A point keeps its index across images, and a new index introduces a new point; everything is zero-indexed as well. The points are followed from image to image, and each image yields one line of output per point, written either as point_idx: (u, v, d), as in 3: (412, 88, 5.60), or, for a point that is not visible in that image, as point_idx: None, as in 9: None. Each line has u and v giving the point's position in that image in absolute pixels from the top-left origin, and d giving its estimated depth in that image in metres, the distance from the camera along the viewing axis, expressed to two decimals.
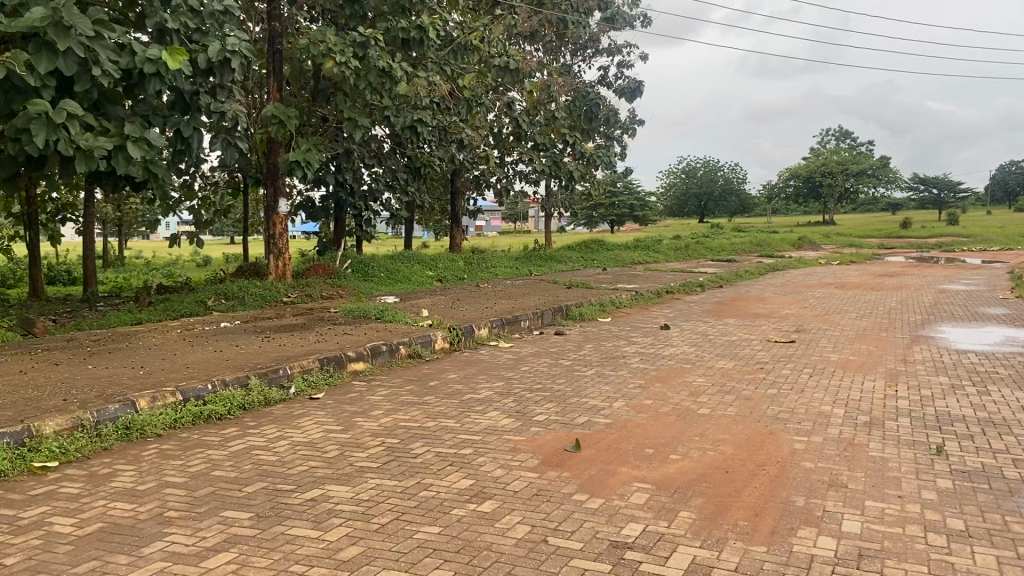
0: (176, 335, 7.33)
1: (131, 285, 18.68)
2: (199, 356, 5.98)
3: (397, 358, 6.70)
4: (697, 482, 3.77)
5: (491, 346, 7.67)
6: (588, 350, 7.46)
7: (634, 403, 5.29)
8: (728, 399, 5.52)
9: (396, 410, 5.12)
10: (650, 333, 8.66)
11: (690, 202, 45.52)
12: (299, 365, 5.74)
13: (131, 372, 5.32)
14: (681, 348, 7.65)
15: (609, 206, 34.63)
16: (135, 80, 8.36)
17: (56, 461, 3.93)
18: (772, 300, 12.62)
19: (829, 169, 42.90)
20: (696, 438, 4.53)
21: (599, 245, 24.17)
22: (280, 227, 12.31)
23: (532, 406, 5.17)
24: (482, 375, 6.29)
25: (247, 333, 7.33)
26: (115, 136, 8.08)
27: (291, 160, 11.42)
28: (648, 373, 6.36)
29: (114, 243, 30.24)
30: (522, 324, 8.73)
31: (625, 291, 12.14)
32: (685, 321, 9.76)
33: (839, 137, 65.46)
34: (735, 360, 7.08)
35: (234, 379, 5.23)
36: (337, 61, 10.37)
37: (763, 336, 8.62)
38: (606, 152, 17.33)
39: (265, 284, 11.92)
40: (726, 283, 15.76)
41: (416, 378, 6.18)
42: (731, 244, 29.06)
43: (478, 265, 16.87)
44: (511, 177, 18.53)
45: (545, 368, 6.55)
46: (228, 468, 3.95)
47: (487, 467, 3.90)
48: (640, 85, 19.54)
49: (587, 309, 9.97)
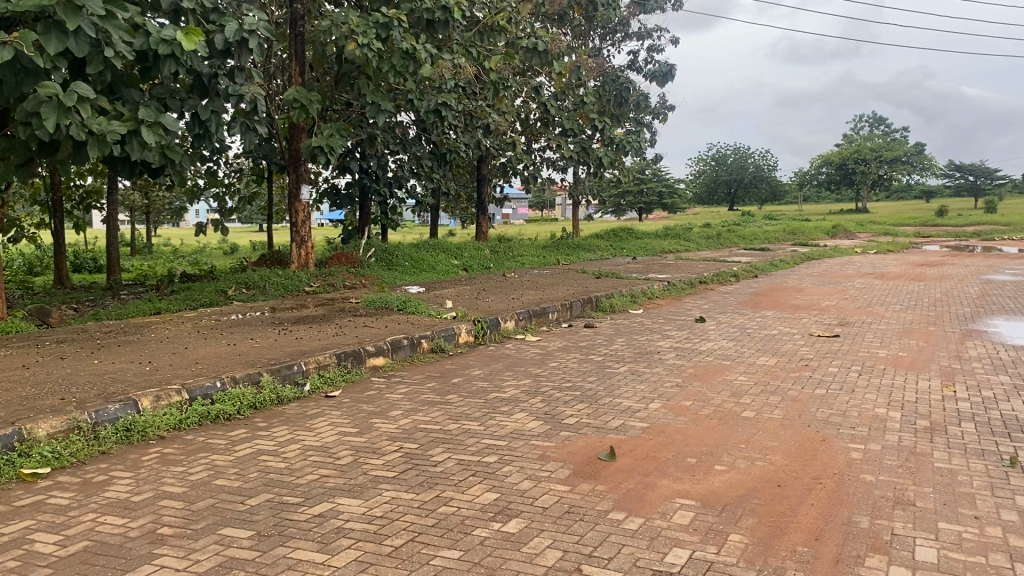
0: (192, 327, 7.05)
1: (156, 273, 18.55)
2: (212, 350, 5.69)
3: (418, 353, 6.37)
4: (746, 498, 3.39)
5: (518, 340, 7.33)
6: (620, 344, 7.08)
7: (671, 405, 4.91)
8: (774, 401, 5.13)
9: (416, 410, 4.78)
10: (684, 326, 8.26)
11: (720, 189, 44.78)
12: (315, 360, 5.41)
13: (137, 367, 5.02)
14: (720, 343, 7.24)
15: (637, 194, 34.07)
16: (150, 62, 8.08)
17: (48, 467, 3.65)
18: (810, 291, 12.13)
19: (863, 155, 41.93)
20: (741, 445, 4.15)
21: (629, 233, 23.68)
22: (303, 215, 12.02)
23: (562, 407, 4.81)
24: (509, 371, 5.94)
25: (265, 326, 7.03)
26: (129, 120, 7.81)
27: (314, 145, 11.11)
28: (685, 370, 5.97)
29: (142, 230, 30.27)
30: (550, 316, 8.37)
31: (656, 281, 11.73)
32: (720, 313, 9.34)
33: (874, 124, 64.12)
34: (778, 357, 6.67)
35: (244, 376, 4.92)
36: (360, 43, 10.07)
37: (805, 329, 8.19)
38: (637, 138, 16.81)
39: (287, 273, 11.65)
40: (761, 272, 15.25)
41: (438, 375, 5.85)
42: (763, 232, 28.42)
43: (504, 254, 16.51)
44: (539, 164, 18.15)
45: (575, 364, 6.19)
46: (231, 476, 3.64)
47: (514, 479, 3.55)
48: (672, 68, 18.97)
49: (618, 300, 9.57)
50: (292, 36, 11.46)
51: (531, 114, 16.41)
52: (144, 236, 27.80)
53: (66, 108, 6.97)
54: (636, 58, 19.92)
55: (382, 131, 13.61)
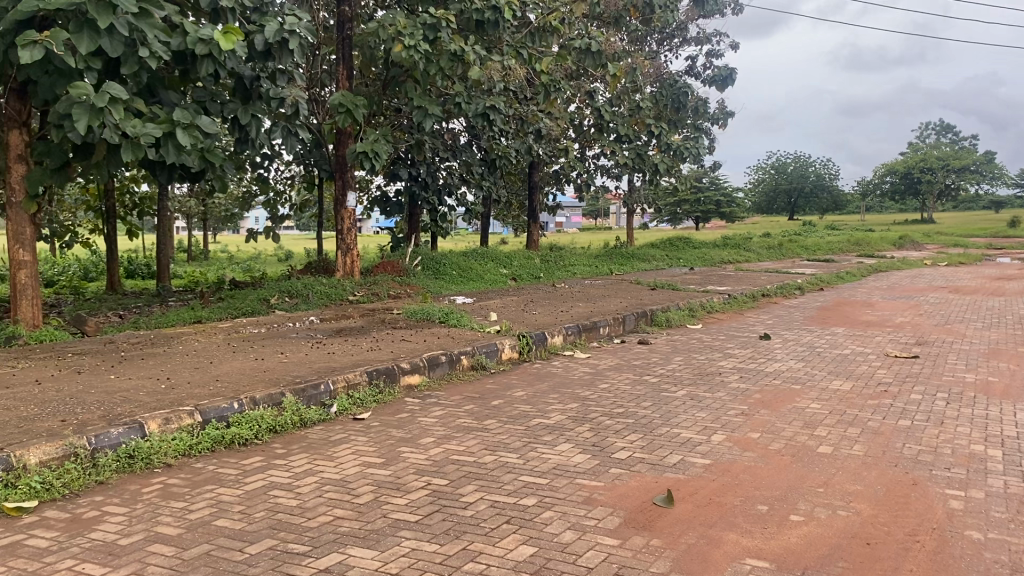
0: (224, 338, 6.70)
1: (206, 280, 18.46)
2: (237, 366, 5.30)
3: (457, 370, 5.91)
4: (830, 560, 2.85)
5: (566, 357, 6.83)
6: (678, 364, 6.54)
7: (736, 439, 4.37)
8: (852, 434, 4.54)
9: (450, 437, 4.32)
10: (747, 344, 7.66)
11: (779, 199, 43.52)
12: (344, 379, 4.98)
13: (153, 385, 4.65)
14: (787, 364, 6.65)
15: (693, 202, 33.31)
16: (188, 63, 7.83)
17: (35, 500, 3.28)
18: (882, 306, 11.37)
19: (930, 164, 40.33)
20: (819, 489, 3.59)
21: (686, 243, 22.96)
22: (348, 222, 11.69)
23: (612, 438, 4.30)
24: (555, 393, 5.45)
25: (299, 338, 6.63)
26: (164, 122, 7.57)
27: (359, 151, 10.77)
28: (749, 397, 5.40)
29: (199, 237, 30.47)
30: (602, 331, 7.85)
31: (716, 294, 11.12)
32: (785, 330, 8.71)
33: (941, 132, 62.11)
34: (852, 380, 6.06)
35: (266, 397, 4.50)
36: (406, 44, 9.70)
37: (880, 349, 7.53)
38: (695, 144, 16.16)
39: (332, 282, 11.33)
40: (827, 286, 14.46)
41: (478, 395, 5.39)
42: (826, 243, 27.40)
43: (555, 263, 16.02)
44: (592, 172, 17.64)
45: (628, 386, 5.67)
46: (234, 516, 3.21)
47: (555, 528, 3.06)
48: (732, 72, 18.27)
49: (675, 314, 9.03)
50: (339, 39, 11.16)
51: (584, 120, 15.95)
52: (200, 243, 28.01)
53: (98, 109, 6.75)
54: (694, 63, 19.29)
55: (430, 137, 13.26)
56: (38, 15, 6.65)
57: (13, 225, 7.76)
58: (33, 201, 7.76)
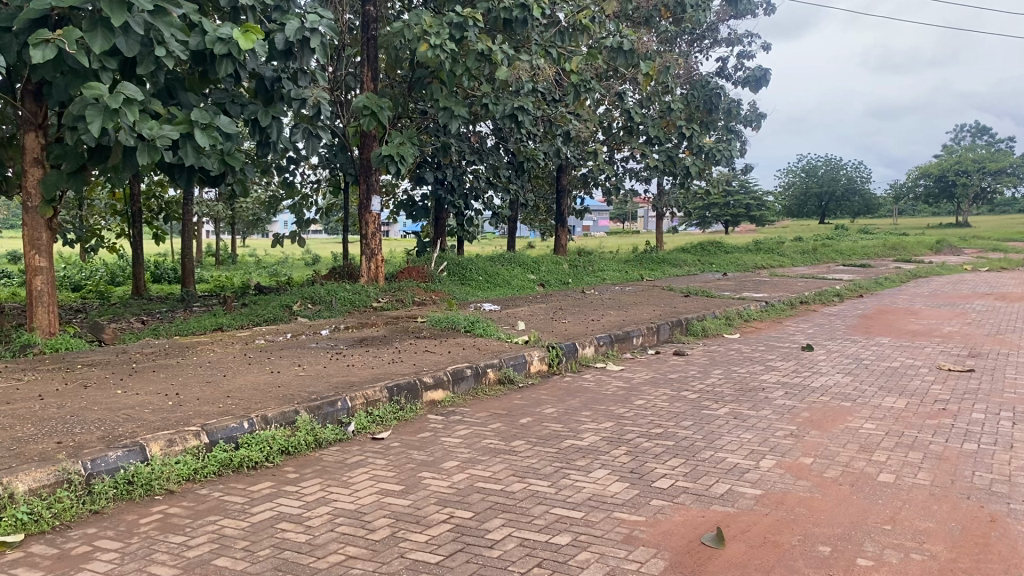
0: (241, 348, 6.43)
1: (231, 285, 18.30)
2: (251, 380, 5.02)
3: (483, 385, 5.58)
4: None
5: (597, 370, 6.48)
6: (717, 378, 6.16)
7: (787, 465, 4.00)
8: (914, 459, 4.14)
9: (476, 461, 3.99)
10: (788, 356, 7.26)
11: (810, 202, 42.78)
12: (363, 396, 4.66)
13: (160, 401, 4.36)
14: (833, 378, 6.25)
15: (723, 206, 32.77)
16: (207, 63, 7.62)
17: (21, 533, 2.99)
18: (926, 314, 10.90)
19: (965, 167, 39.38)
20: (887, 527, 3.21)
21: (717, 248, 22.48)
22: (373, 227, 11.43)
23: (652, 464, 3.94)
24: (587, 410, 5.10)
25: (319, 349, 6.34)
26: (181, 124, 7.34)
27: (383, 154, 10.48)
28: (797, 417, 5.02)
29: (227, 241, 30.46)
30: (635, 341, 7.49)
31: (753, 301, 10.71)
32: (827, 340, 8.29)
33: (975, 134, 60.88)
34: (906, 397, 5.64)
35: (278, 415, 4.19)
36: (432, 43, 9.42)
37: (931, 361, 7.09)
38: (727, 146, 15.72)
39: (356, 288, 11.05)
40: (867, 292, 13.95)
41: (505, 412, 5.05)
42: (860, 247, 26.77)
43: (584, 268, 15.67)
44: (622, 175, 17.26)
45: (665, 403, 5.30)
46: (237, 554, 2.91)
47: (593, 573, 2.72)
48: (766, 73, 17.80)
49: (711, 323, 8.64)
50: (364, 40, 10.91)
51: (614, 122, 15.60)
52: (226, 247, 28.00)
53: (112, 111, 6.54)
54: (725, 65, 18.86)
55: (456, 139, 12.98)
56: (52, 13, 6.46)
57: (29, 231, 7.56)
58: (49, 205, 7.56)
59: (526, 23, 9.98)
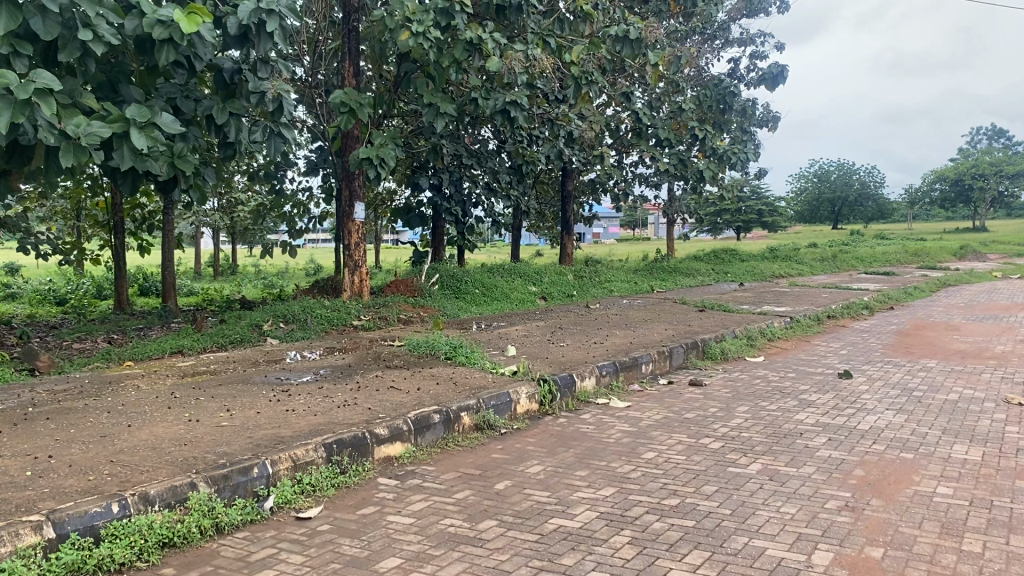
0: (171, 384, 5.38)
1: (218, 298, 17.32)
2: (157, 434, 3.96)
3: (457, 433, 4.51)
4: None
5: (599, 407, 5.41)
6: (744, 418, 5.07)
7: (849, 563, 2.92)
8: (1020, 549, 3.05)
9: (426, 559, 2.92)
10: (824, 386, 6.17)
11: (823, 208, 41.04)
12: (290, 457, 3.61)
13: (17, 470, 3.32)
14: (885, 419, 5.15)
15: (734, 212, 31.70)
16: (149, 51, 6.62)
17: None
18: (968, 329, 9.77)
19: (982, 170, 38.00)
20: None
21: (733, 256, 21.38)
22: (357, 236, 10.41)
23: (667, 565, 2.86)
24: (583, 469, 4.02)
25: (265, 384, 5.29)
26: (116, 121, 6.30)
27: (362, 156, 9.43)
28: (848, 478, 3.93)
29: (226, 252, 29.49)
30: (644, 369, 6.40)
31: (776, 316, 9.61)
32: (865, 365, 7.19)
33: (992, 137, 59.56)
34: (979, 444, 4.54)
35: (165, 492, 3.14)
36: (414, 32, 8.44)
37: (996, 393, 5.98)
38: (741, 148, 14.60)
39: (336, 304, 10.02)
40: (897, 304, 12.81)
41: (479, 473, 3.96)
42: (881, 253, 25.53)
43: (590, 279, 14.62)
44: (631, 180, 16.26)
45: (682, 458, 4.22)
46: None
47: None
48: (783, 70, 16.68)
49: (731, 345, 7.56)
50: (346, 32, 10.01)
51: (621, 125, 14.64)
52: (222, 258, 27.12)
53: (24, 102, 5.49)
54: (738, 66, 17.79)
55: (449, 141, 11.96)
56: None
57: None
58: None
59: (520, 10, 9.14)
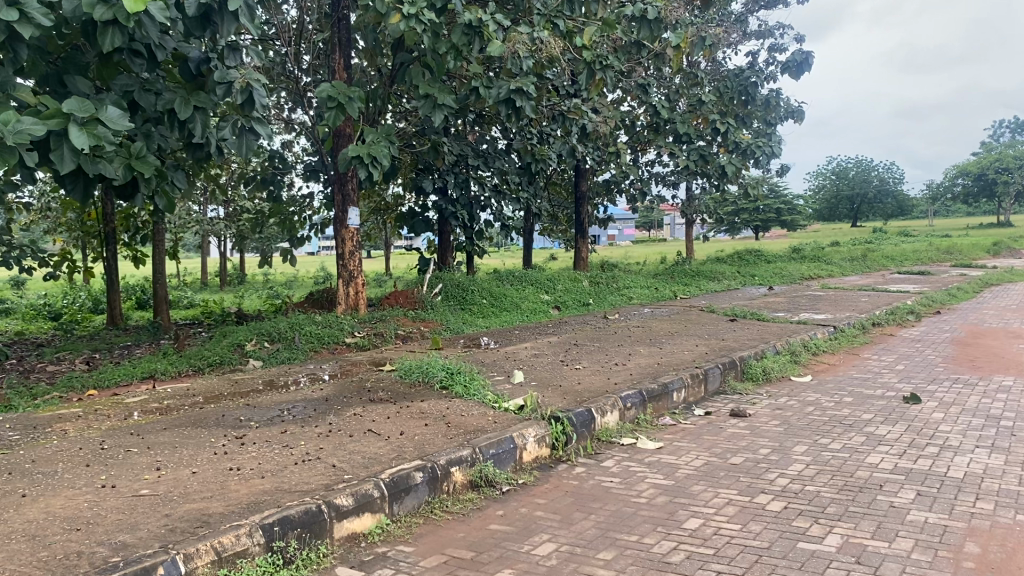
0: (109, 429, 4.45)
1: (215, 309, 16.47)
2: (50, 510, 3.04)
3: (444, 494, 3.56)
4: None
5: (625, 450, 4.44)
6: (806, 465, 4.09)
7: None
8: None
9: None
10: (891, 416, 5.19)
11: (841, 206, 39.93)
12: (212, 548, 2.68)
13: None
14: (979, 462, 4.14)
15: (752, 213, 30.57)
16: (92, 35, 5.71)
17: None
18: None
19: (1007, 164, 36.52)
20: None
21: (757, 257, 20.32)
22: (352, 244, 9.47)
23: None
24: (606, 549, 3.05)
25: (221, 429, 4.37)
26: (52, 116, 5.36)
27: (352, 155, 8.48)
28: (962, 559, 2.94)
29: (234, 261, 28.72)
30: (675, 398, 5.42)
31: (817, 326, 8.61)
32: (929, 384, 6.18)
33: (1016, 129, 57.99)
34: None
35: None
36: (405, 14, 7.42)
37: None
38: (768, 142, 13.55)
39: (328, 319, 9.11)
40: (942, 307, 11.73)
41: (471, 557, 3.00)
42: (910, 252, 24.34)
43: (607, 285, 13.65)
44: (647, 179, 15.29)
45: (735, 529, 3.24)
46: None
47: None
48: (807, 58, 15.63)
49: (773, 363, 6.57)
50: (335, 21, 9.12)
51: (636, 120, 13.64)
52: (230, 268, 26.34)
53: None
54: (757, 58, 16.79)
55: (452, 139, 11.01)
56: None
57: None
58: None
59: None
